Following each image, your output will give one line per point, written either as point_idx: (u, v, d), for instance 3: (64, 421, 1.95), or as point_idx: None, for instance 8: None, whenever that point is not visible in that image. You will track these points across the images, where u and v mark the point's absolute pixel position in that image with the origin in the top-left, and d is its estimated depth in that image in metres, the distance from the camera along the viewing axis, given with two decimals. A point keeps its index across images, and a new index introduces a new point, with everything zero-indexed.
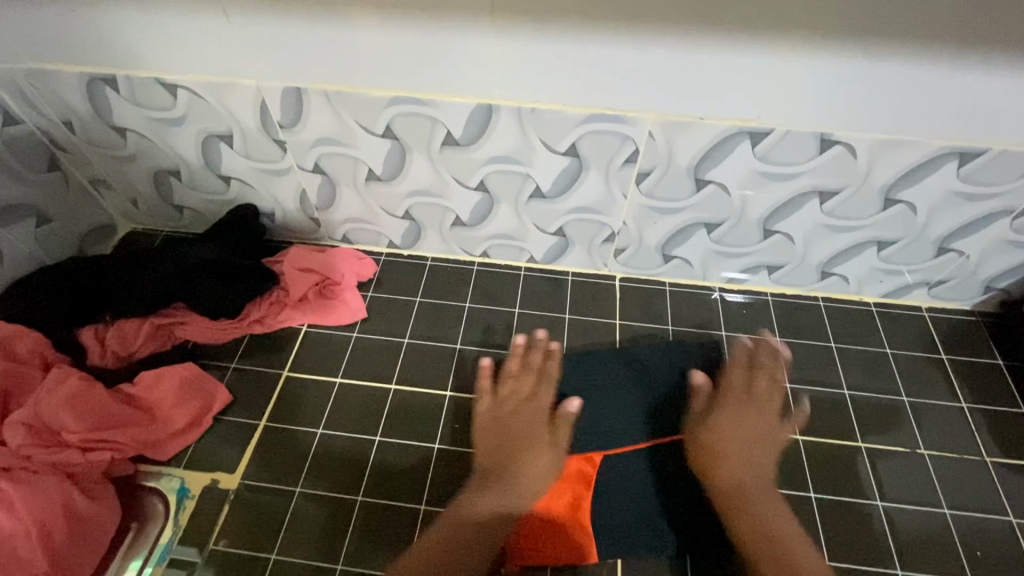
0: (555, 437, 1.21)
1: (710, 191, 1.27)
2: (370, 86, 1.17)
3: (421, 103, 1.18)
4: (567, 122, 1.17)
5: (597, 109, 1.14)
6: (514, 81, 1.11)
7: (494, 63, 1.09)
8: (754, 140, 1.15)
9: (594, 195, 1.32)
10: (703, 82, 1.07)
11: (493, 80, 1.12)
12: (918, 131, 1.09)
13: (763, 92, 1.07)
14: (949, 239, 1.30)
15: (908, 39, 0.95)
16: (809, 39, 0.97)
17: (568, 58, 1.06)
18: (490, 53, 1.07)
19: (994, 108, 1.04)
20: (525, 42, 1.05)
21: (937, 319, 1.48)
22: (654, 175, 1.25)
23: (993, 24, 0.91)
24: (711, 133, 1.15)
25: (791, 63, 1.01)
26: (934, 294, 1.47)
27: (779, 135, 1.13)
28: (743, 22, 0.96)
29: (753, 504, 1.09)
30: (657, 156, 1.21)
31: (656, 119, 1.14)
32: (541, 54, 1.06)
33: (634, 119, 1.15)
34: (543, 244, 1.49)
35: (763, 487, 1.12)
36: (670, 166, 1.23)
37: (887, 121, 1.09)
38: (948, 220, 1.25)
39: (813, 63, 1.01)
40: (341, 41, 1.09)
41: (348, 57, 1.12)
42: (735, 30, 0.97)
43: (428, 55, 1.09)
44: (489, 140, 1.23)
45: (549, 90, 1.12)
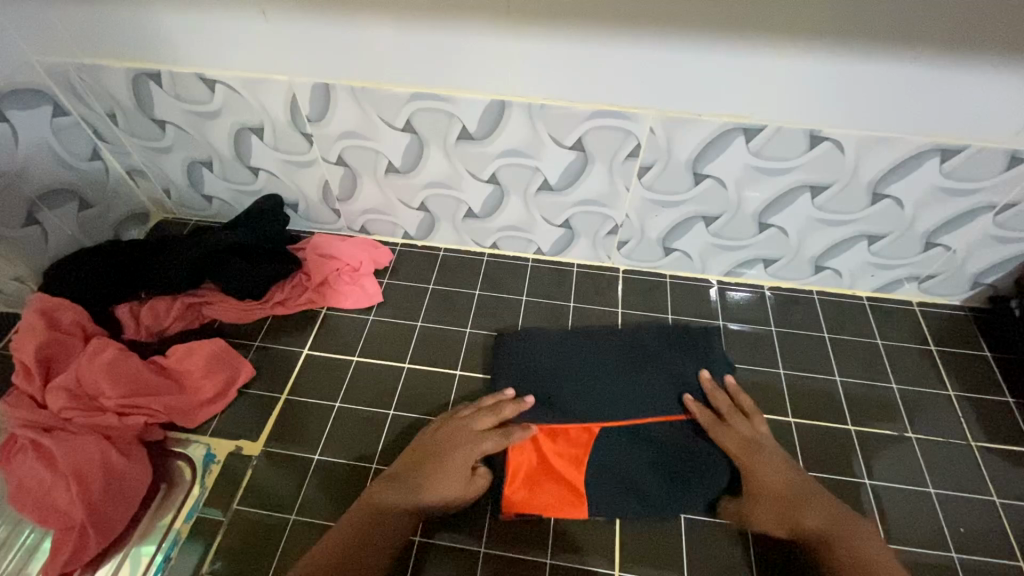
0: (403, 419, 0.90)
1: (616, 159, 0.82)
2: (107, 55, 0.80)
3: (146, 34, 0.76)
4: (390, 101, 0.78)
5: (430, 90, 0.77)
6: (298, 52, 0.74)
7: (271, 44, 0.74)
8: (657, 159, 0.79)
9: (453, 178, 0.88)
10: (577, 71, 0.71)
11: (262, 47, 0.74)
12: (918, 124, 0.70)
13: (669, 85, 0.71)
14: (943, 230, 0.84)
15: (866, 36, 0.62)
16: (716, 34, 0.65)
17: (366, 50, 0.73)
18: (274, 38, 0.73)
19: (1007, 102, 0.66)
20: (305, 26, 0.71)
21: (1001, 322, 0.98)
22: (541, 181, 0.85)
23: (973, 33, 0.61)
24: (598, 143, 0.78)
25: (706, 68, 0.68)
26: (930, 290, 0.94)
27: (709, 147, 0.76)
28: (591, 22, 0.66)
29: (833, 545, 0.65)
30: (529, 171, 0.84)
31: (522, 109, 0.76)
32: (328, 27, 0.71)
33: (460, 100, 0.76)
34: (416, 221, 0.99)
35: (831, 533, 0.67)
36: (536, 171, 0.83)
37: (879, 113, 0.70)
38: (938, 212, 0.80)
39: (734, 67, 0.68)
40: (80, 32, 0.77)
41: (94, 49, 0.79)
42: (600, 30, 0.66)
43: (152, 44, 0.77)
44: (303, 127, 0.84)
45: (354, 65, 0.75)
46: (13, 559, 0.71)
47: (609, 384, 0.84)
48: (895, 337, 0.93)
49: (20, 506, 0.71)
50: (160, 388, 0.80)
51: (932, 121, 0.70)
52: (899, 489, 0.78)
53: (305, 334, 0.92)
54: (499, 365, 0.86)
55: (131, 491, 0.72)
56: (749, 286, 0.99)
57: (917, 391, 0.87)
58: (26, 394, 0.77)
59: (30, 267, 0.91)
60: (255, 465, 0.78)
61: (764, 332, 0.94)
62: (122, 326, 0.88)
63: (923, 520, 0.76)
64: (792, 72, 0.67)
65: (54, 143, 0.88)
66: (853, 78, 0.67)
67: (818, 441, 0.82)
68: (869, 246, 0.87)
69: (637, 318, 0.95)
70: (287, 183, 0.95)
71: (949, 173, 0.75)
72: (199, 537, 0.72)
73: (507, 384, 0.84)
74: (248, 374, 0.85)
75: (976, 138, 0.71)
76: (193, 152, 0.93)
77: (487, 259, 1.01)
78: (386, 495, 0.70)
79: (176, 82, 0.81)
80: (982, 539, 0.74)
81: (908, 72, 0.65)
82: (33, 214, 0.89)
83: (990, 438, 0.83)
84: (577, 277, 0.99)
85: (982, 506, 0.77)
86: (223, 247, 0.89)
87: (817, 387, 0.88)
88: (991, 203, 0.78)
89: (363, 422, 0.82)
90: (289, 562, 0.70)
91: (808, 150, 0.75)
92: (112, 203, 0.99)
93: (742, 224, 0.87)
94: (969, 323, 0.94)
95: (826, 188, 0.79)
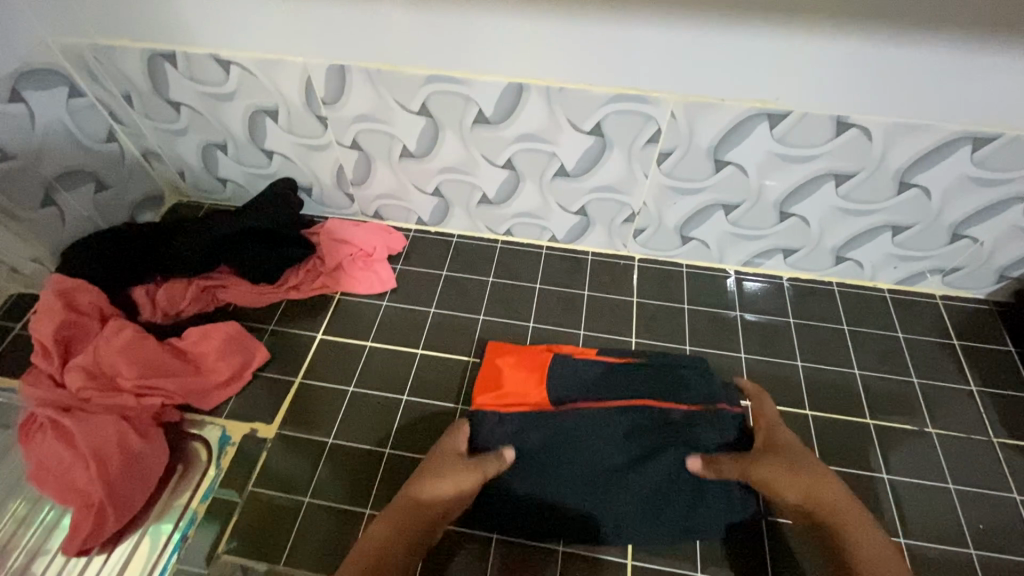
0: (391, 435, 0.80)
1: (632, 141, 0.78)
2: (121, 33, 0.79)
3: (159, 15, 0.76)
4: (405, 84, 0.77)
5: (444, 70, 0.75)
6: (315, 32, 0.74)
7: (284, 21, 0.73)
8: (675, 144, 0.77)
9: (464, 162, 0.86)
10: (598, 52, 0.69)
11: (277, 25, 0.74)
12: (948, 109, 0.68)
13: (688, 67, 0.69)
14: (973, 220, 0.81)
15: (900, 14, 0.60)
16: (742, 14, 0.63)
17: (381, 29, 0.71)
18: (289, 15, 0.72)
19: None
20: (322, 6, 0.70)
21: (1004, 313, 0.92)
22: (556, 166, 0.84)
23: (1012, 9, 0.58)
24: (613, 125, 0.77)
25: (729, 44, 0.66)
26: (951, 283, 0.92)
27: (730, 131, 0.75)
28: (610, 6, 0.64)
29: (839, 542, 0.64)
30: (540, 156, 0.83)
31: (538, 91, 0.74)
32: (342, 6, 0.70)
33: (475, 81, 0.75)
34: (428, 206, 0.97)
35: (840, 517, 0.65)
36: (550, 156, 0.82)
37: (906, 99, 0.68)
38: (964, 201, 0.78)
39: (761, 45, 0.65)
40: (97, 11, 0.77)
41: (110, 25, 0.78)
42: (622, 7, 0.64)
43: (167, 21, 0.77)
44: (316, 108, 0.83)
45: (369, 42, 0.73)
46: (31, 537, 0.72)
47: (584, 364, 0.80)
48: (916, 331, 0.91)
49: (42, 482, 0.72)
50: (176, 370, 0.80)
51: (965, 108, 0.68)
52: (917, 485, 0.77)
53: (319, 319, 0.92)
54: (504, 348, 0.85)
55: (148, 472, 0.73)
56: (766, 276, 0.97)
57: (939, 386, 0.86)
58: (44, 372, 0.78)
59: (48, 248, 0.91)
60: (270, 448, 0.78)
61: (782, 324, 0.92)
62: (138, 307, 0.88)
63: (941, 516, 0.75)
64: (820, 55, 0.65)
65: (70, 124, 0.88)
66: (883, 63, 0.65)
67: (833, 434, 0.81)
68: (892, 237, 0.85)
69: (651, 308, 0.94)
70: (301, 167, 0.94)
71: (980, 163, 0.73)
72: (215, 516, 0.73)
73: (505, 356, 0.82)
74: (263, 357, 0.85)
75: (1010, 127, 0.69)
76: (208, 135, 0.92)
77: (500, 246, 1.00)
78: (427, 488, 0.67)
79: (191, 63, 0.81)
80: (1001, 537, 0.73)
81: (941, 58, 0.63)
82: (50, 195, 0.88)
83: (1012, 434, 0.81)
84: (592, 265, 0.98)
85: (1002, 503, 0.76)
86: (238, 230, 0.89)
87: (834, 379, 0.87)
88: (1022, 194, 0.76)
89: (376, 405, 0.83)
90: (301, 544, 0.71)
91: (835, 137, 0.73)
92: (127, 183, 0.99)
93: (762, 213, 0.85)
94: (993, 318, 0.92)
95: (851, 176, 0.77)
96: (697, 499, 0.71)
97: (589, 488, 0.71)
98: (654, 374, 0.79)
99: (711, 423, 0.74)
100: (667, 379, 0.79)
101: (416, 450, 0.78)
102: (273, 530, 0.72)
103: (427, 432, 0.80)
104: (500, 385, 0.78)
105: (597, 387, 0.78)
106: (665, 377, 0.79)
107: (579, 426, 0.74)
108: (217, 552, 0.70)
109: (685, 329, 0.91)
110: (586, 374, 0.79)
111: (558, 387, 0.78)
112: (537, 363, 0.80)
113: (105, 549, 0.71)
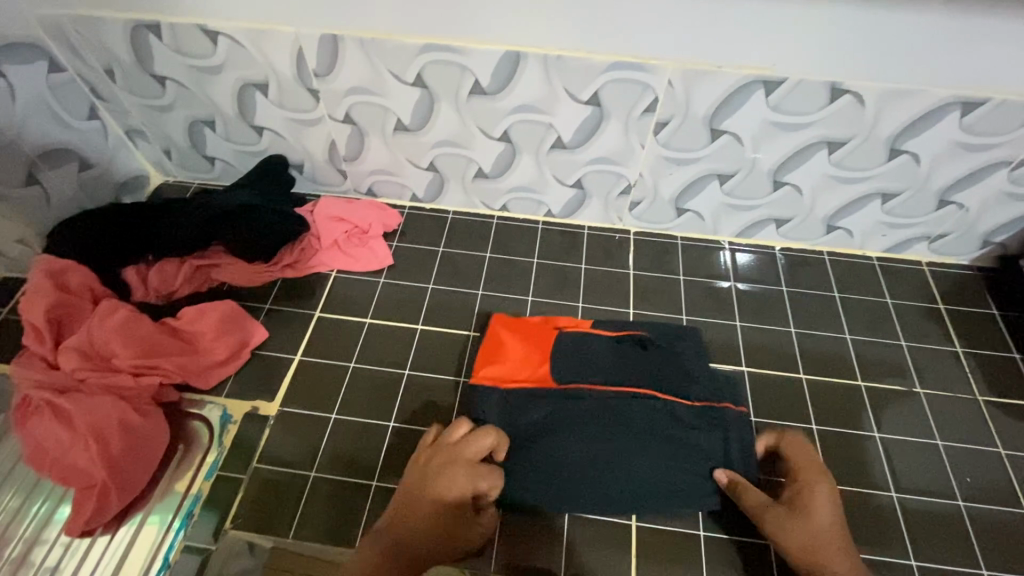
0: (392, 409, 0.80)
1: (628, 111, 0.78)
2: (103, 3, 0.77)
3: None
4: (399, 53, 0.76)
5: (439, 39, 0.74)
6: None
7: None
8: (671, 114, 0.78)
9: (459, 135, 0.86)
10: (594, 19, 0.69)
11: None
12: (938, 73, 0.69)
13: (684, 33, 0.69)
14: (960, 186, 0.83)
15: None
16: None
17: None
18: None
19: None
20: None
21: (987, 278, 0.95)
22: (553, 138, 0.83)
23: None
24: (610, 94, 0.76)
25: (726, 8, 0.67)
26: (936, 250, 0.95)
27: (726, 98, 0.75)
28: None
29: None
30: (537, 128, 0.83)
31: (535, 59, 0.74)
32: None
33: (470, 50, 0.74)
34: (423, 182, 0.97)
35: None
36: (547, 127, 0.82)
37: (896, 65, 0.69)
38: (953, 166, 0.80)
39: (756, 9, 0.66)
40: None
41: None
42: None
43: None
44: (308, 81, 0.82)
45: (362, 8, 0.72)
46: (32, 520, 0.71)
47: (586, 346, 0.80)
48: (904, 297, 0.94)
49: (40, 465, 0.71)
50: (173, 350, 0.79)
51: (955, 73, 0.69)
52: (906, 442, 0.80)
53: (316, 297, 0.91)
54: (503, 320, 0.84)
55: (150, 452, 0.72)
56: (758, 247, 0.98)
57: (926, 349, 0.89)
58: (37, 355, 0.77)
59: (33, 229, 0.88)
60: (272, 425, 0.78)
61: (775, 292, 0.94)
62: (130, 288, 0.86)
63: (930, 471, 0.78)
64: (814, 19, 0.66)
65: (51, 99, 0.85)
66: (875, 27, 0.66)
67: (826, 397, 0.84)
68: (882, 205, 0.87)
69: (648, 280, 0.94)
70: (293, 144, 0.93)
71: (968, 128, 0.74)
72: (221, 493, 0.73)
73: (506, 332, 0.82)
74: (261, 336, 0.85)
75: (998, 91, 0.70)
76: (195, 111, 0.90)
77: (496, 222, 1.00)
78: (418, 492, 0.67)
79: (176, 35, 0.79)
80: (986, 489, 0.77)
81: (932, 21, 0.65)
82: (33, 173, 0.86)
83: (995, 393, 0.85)
84: (588, 239, 0.99)
85: (986, 457, 0.79)
86: (230, 207, 0.88)
87: (826, 346, 0.89)
88: (1007, 158, 0.78)
89: (377, 381, 0.83)
90: (308, 518, 0.71)
91: (829, 104, 0.74)
92: (111, 163, 0.96)
93: (757, 182, 0.86)
94: (977, 283, 0.95)
95: (844, 143, 0.78)
96: (700, 469, 0.72)
97: (593, 469, 0.72)
98: (654, 355, 0.80)
99: (713, 419, 0.75)
100: (668, 360, 0.80)
101: (419, 423, 0.79)
102: (279, 504, 0.72)
103: (430, 405, 0.80)
104: (499, 359, 0.79)
105: (600, 368, 0.78)
106: (665, 357, 0.80)
107: (585, 404, 0.75)
108: (223, 529, 0.70)
109: (681, 299, 0.93)
110: (585, 356, 0.79)
111: (561, 364, 0.78)
112: (541, 339, 0.81)
113: (108, 529, 0.70)
